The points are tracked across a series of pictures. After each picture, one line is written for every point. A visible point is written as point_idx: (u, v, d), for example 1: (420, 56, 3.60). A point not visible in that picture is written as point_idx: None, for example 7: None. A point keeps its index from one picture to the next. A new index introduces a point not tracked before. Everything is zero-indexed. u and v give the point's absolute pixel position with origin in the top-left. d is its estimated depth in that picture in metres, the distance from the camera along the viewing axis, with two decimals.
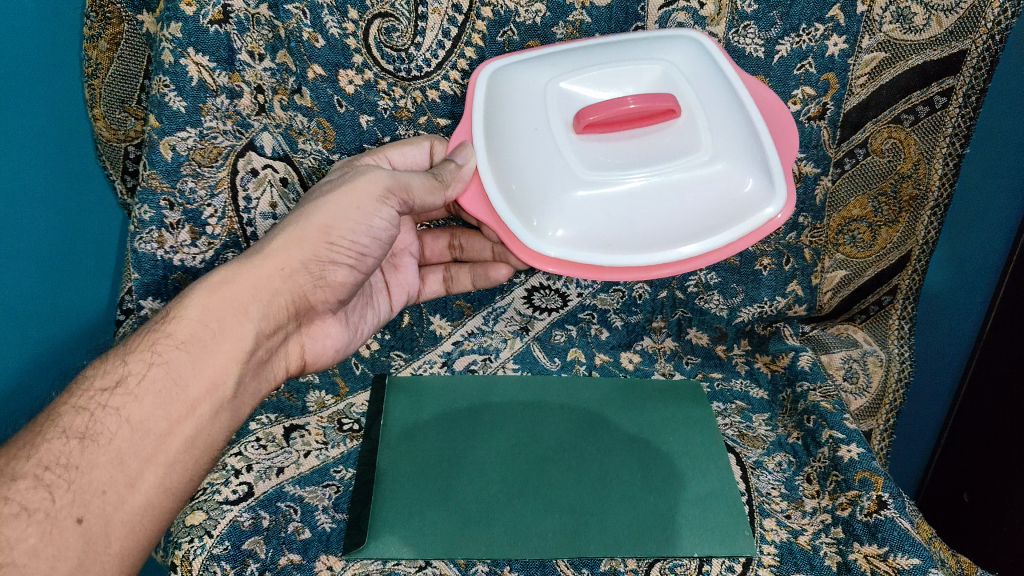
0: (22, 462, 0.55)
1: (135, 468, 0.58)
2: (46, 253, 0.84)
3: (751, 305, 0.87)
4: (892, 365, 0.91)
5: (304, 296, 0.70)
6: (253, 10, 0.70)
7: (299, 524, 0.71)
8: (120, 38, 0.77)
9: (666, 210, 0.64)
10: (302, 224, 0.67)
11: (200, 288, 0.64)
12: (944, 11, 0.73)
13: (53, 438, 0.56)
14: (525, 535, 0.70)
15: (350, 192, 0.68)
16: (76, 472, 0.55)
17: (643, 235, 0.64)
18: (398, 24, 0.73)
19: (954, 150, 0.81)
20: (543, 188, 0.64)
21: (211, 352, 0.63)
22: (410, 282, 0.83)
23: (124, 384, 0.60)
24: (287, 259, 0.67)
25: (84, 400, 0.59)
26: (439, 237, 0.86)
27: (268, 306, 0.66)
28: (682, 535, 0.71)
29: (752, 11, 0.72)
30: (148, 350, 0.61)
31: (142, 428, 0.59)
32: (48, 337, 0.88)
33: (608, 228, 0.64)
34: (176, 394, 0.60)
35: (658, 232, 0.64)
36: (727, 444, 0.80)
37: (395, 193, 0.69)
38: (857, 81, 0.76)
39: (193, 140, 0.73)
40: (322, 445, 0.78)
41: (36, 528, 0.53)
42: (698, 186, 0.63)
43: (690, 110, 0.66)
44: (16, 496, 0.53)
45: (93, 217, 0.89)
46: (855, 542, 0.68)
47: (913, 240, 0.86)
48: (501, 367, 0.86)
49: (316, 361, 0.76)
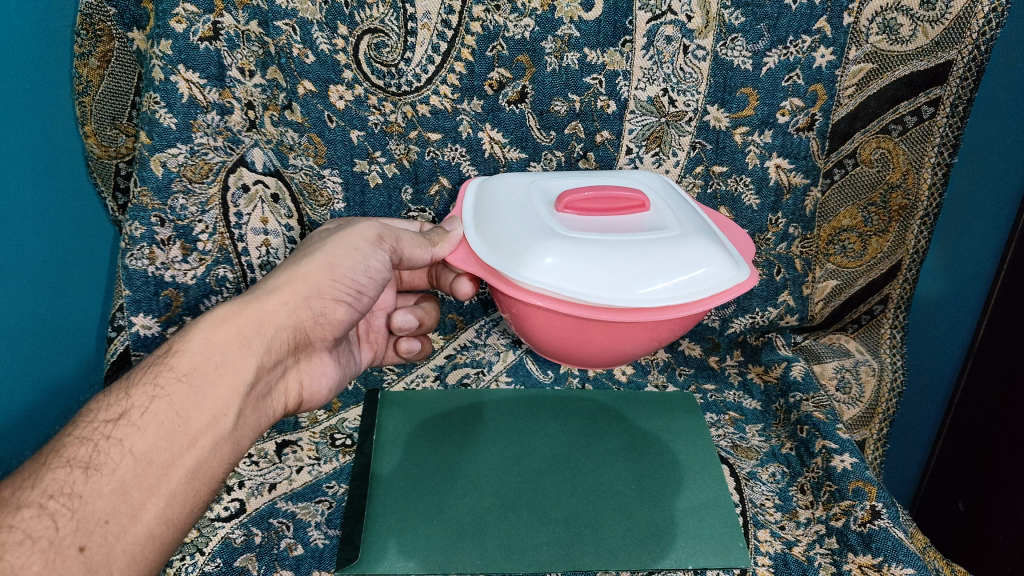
0: (27, 492, 0.49)
1: (139, 500, 0.52)
2: (44, 278, 0.84)
3: (742, 315, 0.90)
4: (885, 375, 0.90)
5: (306, 332, 0.69)
6: (243, 27, 0.70)
7: (292, 541, 0.69)
8: (110, 56, 0.77)
9: (647, 262, 0.63)
10: (305, 262, 0.67)
11: (204, 323, 0.62)
12: (930, 21, 0.73)
13: (58, 467, 0.51)
14: (520, 548, 0.67)
15: (347, 238, 0.70)
16: (80, 501, 0.50)
17: (630, 272, 0.63)
18: (387, 40, 0.73)
19: (943, 159, 0.80)
20: (529, 235, 0.65)
21: (212, 385, 0.59)
22: (379, 342, 0.89)
23: (128, 416, 0.55)
24: (292, 293, 0.66)
25: (87, 431, 0.54)
26: (409, 297, 0.95)
27: (272, 340, 0.64)
28: (677, 547, 0.69)
29: (739, 23, 0.73)
30: (151, 383, 0.57)
31: (145, 460, 0.53)
32: (52, 366, 0.89)
33: (592, 269, 0.63)
34: (178, 426, 0.56)
35: (642, 275, 0.63)
36: (721, 455, 0.80)
37: (386, 240, 0.72)
38: (845, 92, 0.77)
39: (184, 157, 0.73)
40: (314, 460, 0.78)
41: (40, 556, 0.46)
42: (676, 248, 0.65)
43: (657, 208, 0.71)
44: (20, 524, 0.47)
45: (84, 241, 0.89)
46: (849, 552, 0.67)
47: (903, 249, 0.86)
48: (494, 380, 0.89)
49: (311, 398, 0.76)
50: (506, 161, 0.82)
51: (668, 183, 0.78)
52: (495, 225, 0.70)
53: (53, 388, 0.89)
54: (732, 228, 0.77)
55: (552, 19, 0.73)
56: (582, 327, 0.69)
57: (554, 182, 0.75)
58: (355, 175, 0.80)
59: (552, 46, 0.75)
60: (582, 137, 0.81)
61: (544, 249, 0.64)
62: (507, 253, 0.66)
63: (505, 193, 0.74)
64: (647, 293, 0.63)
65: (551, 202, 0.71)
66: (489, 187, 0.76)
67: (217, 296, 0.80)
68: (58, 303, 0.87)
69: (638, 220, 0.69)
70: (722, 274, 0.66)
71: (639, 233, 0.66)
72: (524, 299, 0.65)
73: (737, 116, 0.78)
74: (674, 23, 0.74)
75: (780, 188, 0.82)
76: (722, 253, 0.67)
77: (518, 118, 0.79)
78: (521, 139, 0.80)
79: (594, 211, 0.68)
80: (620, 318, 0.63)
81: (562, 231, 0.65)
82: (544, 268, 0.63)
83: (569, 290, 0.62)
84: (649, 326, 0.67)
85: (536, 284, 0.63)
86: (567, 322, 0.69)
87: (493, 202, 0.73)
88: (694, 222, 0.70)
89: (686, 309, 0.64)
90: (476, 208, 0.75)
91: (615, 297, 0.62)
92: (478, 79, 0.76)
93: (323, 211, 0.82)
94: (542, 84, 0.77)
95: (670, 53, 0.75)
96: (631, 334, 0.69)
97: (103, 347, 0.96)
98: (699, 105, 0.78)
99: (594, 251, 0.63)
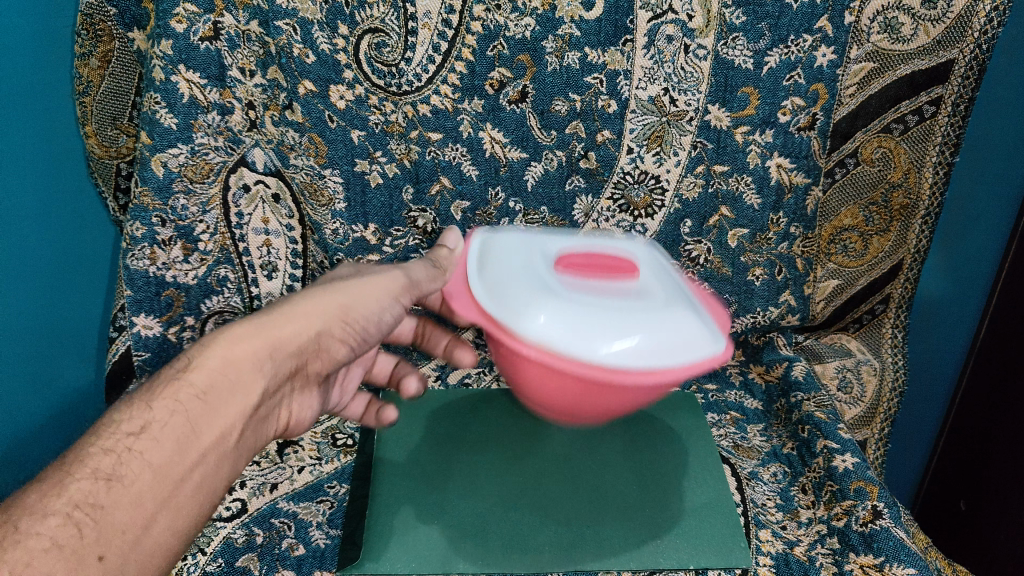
0: (51, 501, 0.46)
1: (151, 513, 0.49)
2: (40, 297, 0.84)
3: (744, 314, 0.89)
4: (887, 375, 0.90)
5: (313, 364, 0.65)
6: (244, 27, 0.70)
7: (293, 541, 0.69)
8: (111, 56, 0.77)
9: (639, 320, 0.61)
10: (326, 298, 0.64)
11: (221, 340, 0.57)
12: (931, 20, 0.73)
13: (82, 477, 0.48)
14: (521, 548, 0.67)
15: (374, 285, 0.68)
16: (101, 513, 0.47)
17: (630, 326, 0.60)
18: (388, 40, 0.74)
19: (944, 158, 0.80)
20: (528, 289, 0.65)
21: (225, 404, 0.55)
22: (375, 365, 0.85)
23: (149, 430, 0.51)
24: (310, 322, 0.62)
25: (109, 441, 0.50)
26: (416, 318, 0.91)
27: (285, 363, 0.61)
28: (679, 547, 0.68)
29: (740, 23, 0.73)
30: (172, 397, 0.53)
31: (162, 475, 0.50)
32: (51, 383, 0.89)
33: (585, 326, 0.60)
34: (192, 443, 0.53)
35: (633, 334, 0.60)
36: (721, 455, 0.80)
37: (408, 292, 0.70)
38: (846, 91, 0.77)
39: (185, 157, 0.73)
40: (316, 460, 0.79)
41: (62, 566, 0.43)
42: (669, 308, 0.62)
43: (653, 279, 0.70)
44: (43, 533, 0.44)
45: (82, 255, 0.89)
46: (850, 552, 0.66)
47: (904, 249, 0.86)
48: (495, 380, 0.92)
49: (295, 427, 0.73)
50: (507, 161, 0.81)
51: (660, 253, 0.78)
52: (495, 278, 0.69)
53: (54, 404, 0.90)
54: (708, 293, 0.75)
55: (553, 18, 0.73)
56: (582, 394, 0.64)
57: (555, 245, 0.74)
58: (356, 175, 0.79)
59: (552, 45, 0.75)
60: (583, 137, 0.80)
61: (542, 302, 0.62)
62: (505, 306, 0.65)
63: (509, 250, 0.74)
64: (649, 349, 0.59)
65: (552, 260, 0.70)
66: (490, 249, 0.76)
67: (217, 297, 0.80)
68: (59, 304, 0.87)
69: (634, 277, 0.67)
70: (714, 340, 0.62)
71: (637, 296, 0.64)
72: (519, 350, 0.61)
73: (738, 116, 0.78)
74: (675, 23, 0.74)
75: (782, 188, 0.82)
76: (713, 330, 0.64)
77: (519, 117, 0.79)
78: (522, 139, 0.80)
79: (592, 275, 0.67)
80: (623, 373, 0.58)
81: (561, 287, 0.64)
82: (541, 322, 0.61)
83: (561, 346, 0.60)
84: (653, 390, 0.62)
85: (533, 336, 0.61)
86: (566, 387, 0.64)
87: (495, 258, 0.73)
88: (688, 297, 0.68)
89: (695, 368, 0.59)
90: (478, 264, 0.75)
91: (604, 354, 0.59)
92: (479, 79, 0.76)
93: (323, 212, 0.80)
94: (543, 84, 0.77)
95: (671, 53, 0.75)
96: (635, 399, 0.63)
97: (104, 348, 0.95)
98: (700, 105, 0.78)
99: (588, 307, 0.61)
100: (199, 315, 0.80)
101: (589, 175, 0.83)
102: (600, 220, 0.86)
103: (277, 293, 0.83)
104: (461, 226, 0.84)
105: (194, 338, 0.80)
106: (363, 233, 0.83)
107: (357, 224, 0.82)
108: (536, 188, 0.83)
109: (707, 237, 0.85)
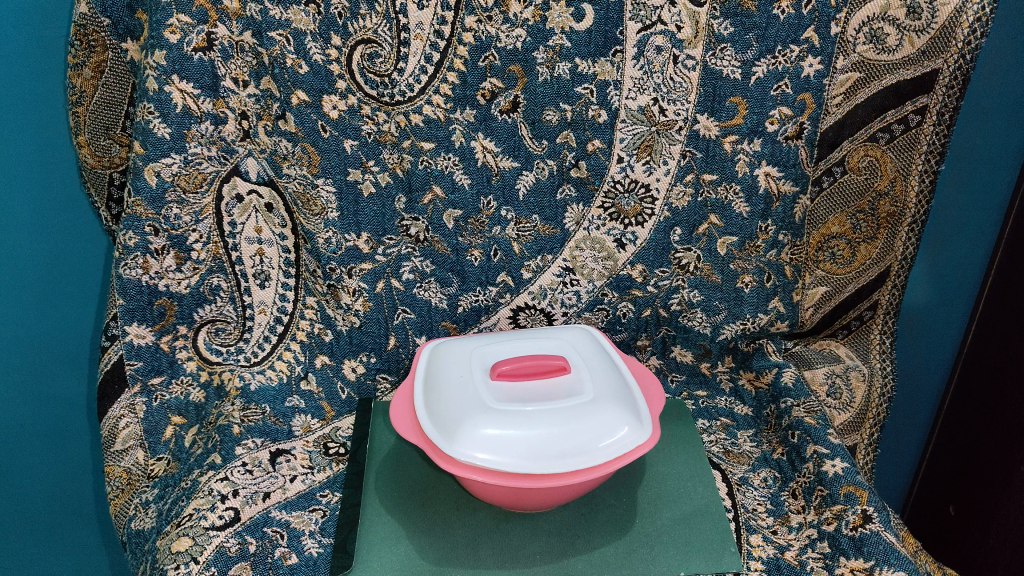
0: None
1: None
2: (17, 326, 0.87)
3: (733, 322, 0.90)
4: (875, 381, 0.88)
5: None
6: (237, 38, 0.72)
7: (286, 550, 0.69)
8: (104, 66, 0.75)
9: (567, 436, 0.65)
10: None
11: None
12: (916, 31, 0.73)
13: None
14: (513, 557, 0.69)
15: None
16: None
17: (561, 448, 0.64)
18: (380, 50, 0.74)
19: (930, 167, 0.80)
20: (464, 409, 0.67)
21: None
22: None
23: None
24: None
25: None
26: None
27: None
28: (669, 554, 0.69)
29: (728, 33, 0.75)
30: None
31: None
32: (44, 424, 0.93)
33: (516, 446, 0.64)
34: None
35: (562, 444, 0.64)
36: (712, 461, 0.81)
37: None
38: (833, 100, 0.78)
39: (178, 167, 0.74)
40: (307, 469, 0.78)
41: None
42: (595, 423, 0.66)
43: (580, 371, 0.72)
44: None
45: (69, 275, 0.87)
46: (841, 556, 0.67)
47: (891, 257, 0.85)
48: None
49: None
50: (498, 170, 0.82)
51: (594, 339, 0.80)
52: (433, 388, 0.72)
53: (46, 441, 0.94)
54: (652, 382, 0.76)
55: (544, 29, 0.74)
56: (521, 497, 0.68)
57: (490, 345, 0.77)
58: (348, 184, 0.80)
59: (543, 55, 0.76)
60: (575, 146, 0.81)
61: (477, 424, 0.65)
62: (443, 425, 0.67)
63: (445, 358, 0.76)
64: (580, 459, 0.64)
65: (486, 369, 0.72)
66: (433, 362, 0.77)
67: (210, 305, 0.81)
68: (41, 315, 0.87)
69: (563, 386, 0.70)
70: (637, 431, 0.67)
71: (563, 400, 0.67)
72: (461, 475, 0.63)
73: (727, 125, 0.79)
74: (664, 34, 0.75)
75: (770, 195, 0.83)
76: (635, 419, 0.68)
77: (510, 127, 0.80)
78: (513, 148, 0.81)
79: (523, 382, 0.70)
80: (560, 484, 0.62)
81: (492, 405, 0.67)
82: (479, 445, 0.64)
83: (494, 466, 0.63)
84: (586, 484, 0.67)
85: (473, 459, 0.63)
86: (510, 494, 0.67)
87: (435, 365, 0.75)
88: (614, 388, 0.71)
89: (620, 461, 0.64)
90: (422, 370, 0.76)
91: (535, 471, 0.63)
92: (471, 89, 0.77)
93: (317, 221, 0.80)
94: (534, 94, 0.78)
95: (661, 63, 0.77)
96: (570, 492, 0.68)
97: (96, 360, 0.92)
98: (690, 115, 0.79)
99: (518, 430, 0.65)
100: (192, 324, 0.81)
101: (581, 183, 0.83)
102: (592, 228, 0.85)
103: (270, 302, 0.83)
104: (453, 234, 0.84)
105: (187, 346, 0.81)
106: (356, 242, 0.82)
107: (350, 232, 0.82)
108: (528, 196, 0.83)
109: (696, 245, 0.86)
